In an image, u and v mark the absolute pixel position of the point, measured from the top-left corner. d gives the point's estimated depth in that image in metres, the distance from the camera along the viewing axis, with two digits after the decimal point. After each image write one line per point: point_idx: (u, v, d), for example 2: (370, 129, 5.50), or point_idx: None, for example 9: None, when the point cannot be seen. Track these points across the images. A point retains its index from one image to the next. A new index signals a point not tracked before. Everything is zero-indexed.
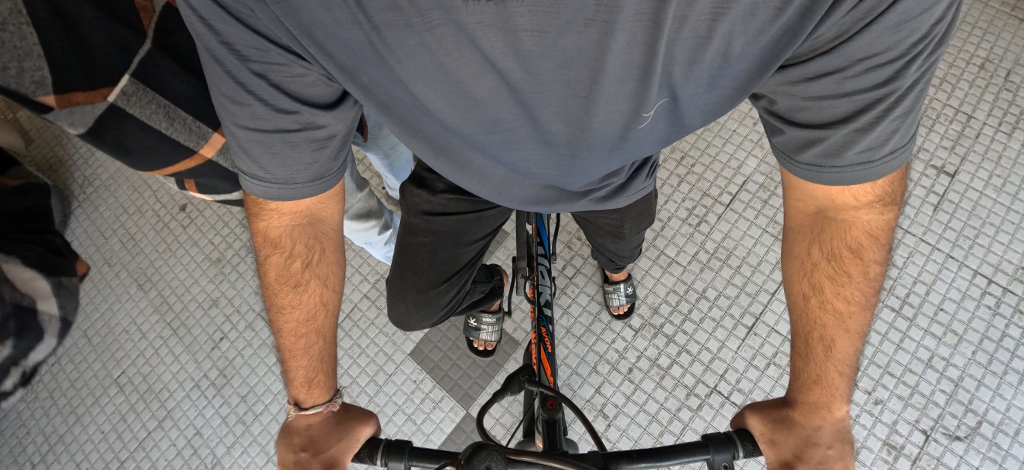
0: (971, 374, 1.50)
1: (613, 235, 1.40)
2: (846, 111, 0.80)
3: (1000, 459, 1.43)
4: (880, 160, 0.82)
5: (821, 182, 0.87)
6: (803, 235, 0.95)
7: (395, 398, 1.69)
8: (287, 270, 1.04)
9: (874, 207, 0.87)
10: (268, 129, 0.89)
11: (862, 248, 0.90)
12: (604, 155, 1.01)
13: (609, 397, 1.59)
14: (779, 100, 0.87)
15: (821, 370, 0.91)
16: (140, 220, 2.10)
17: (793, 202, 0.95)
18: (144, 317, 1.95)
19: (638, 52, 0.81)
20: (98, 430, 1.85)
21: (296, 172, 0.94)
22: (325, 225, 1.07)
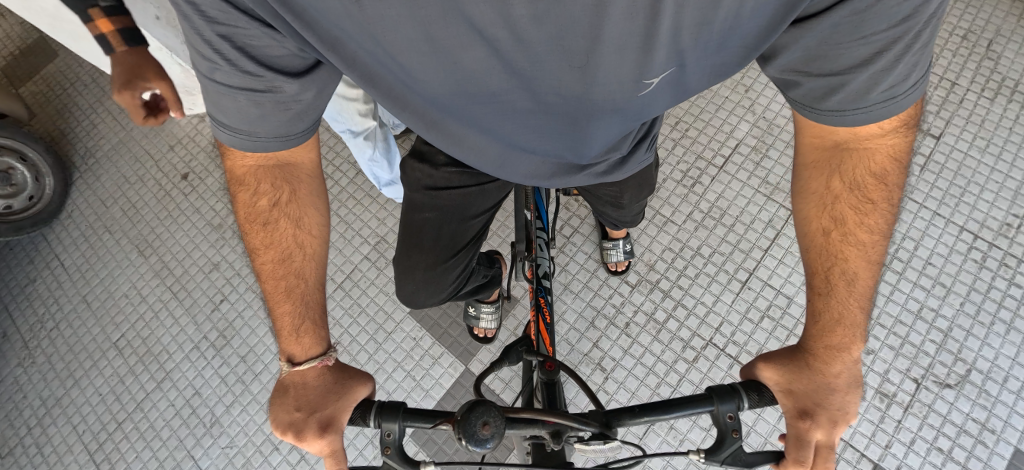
0: (960, 325, 1.54)
1: (612, 204, 1.41)
2: (866, 55, 0.82)
3: (990, 406, 1.46)
4: (903, 97, 0.85)
5: (842, 124, 0.90)
6: (821, 171, 0.97)
7: (394, 355, 1.70)
8: (255, 209, 1.03)
9: (898, 131, 0.89)
10: (236, 87, 0.89)
11: (886, 173, 0.92)
12: (605, 124, 1.04)
13: (606, 351, 1.61)
14: (789, 54, 0.88)
15: (843, 309, 0.92)
16: (143, 189, 2.13)
17: (808, 138, 0.97)
18: (144, 281, 1.96)
19: (637, 18, 0.83)
20: (96, 392, 1.84)
21: (261, 127, 0.94)
22: (294, 165, 1.04)
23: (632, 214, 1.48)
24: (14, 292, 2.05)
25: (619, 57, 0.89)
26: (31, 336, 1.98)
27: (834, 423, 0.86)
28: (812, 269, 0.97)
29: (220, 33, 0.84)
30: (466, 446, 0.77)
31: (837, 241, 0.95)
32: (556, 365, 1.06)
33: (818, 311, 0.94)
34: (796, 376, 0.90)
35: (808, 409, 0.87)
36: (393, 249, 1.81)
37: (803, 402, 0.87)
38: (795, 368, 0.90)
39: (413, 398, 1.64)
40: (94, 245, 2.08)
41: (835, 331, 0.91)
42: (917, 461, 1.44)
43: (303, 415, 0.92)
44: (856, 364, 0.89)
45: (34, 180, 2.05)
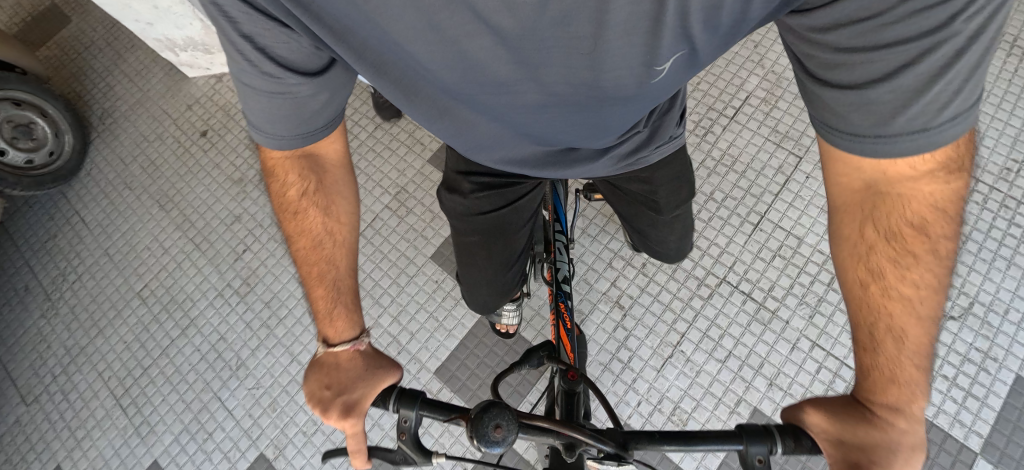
0: (963, 261, 1.60)
1: (647, 209, 1.32)
2: (896, 65, 0.72)
3: (992, 336, 1.53)
4: (934, 131, 0.72)
5: (865, 154, 0.77)
6: (852, 215, 0.84)
7: (417, 298, 1.74)
8: (286, 198, 1.04)
9: (940, 176, 0.76)
10: (257, 87, 0.90)
11: (926, 223, 0.78)
12: (616, 110, 1.00)
13: (624, 289, 1.67)
14: (812, 63, 0.80)
15: (894, 368, 0.78)
16: (162, 147, 2.17)
17: (835, 179, 0.84)
18: (166, 234, 2.00)
19: (643, 3, 0.80)
20: (120, 340, 1.87)
21: (281, 126, 0.95)
22: (319, 153, 1.05)
23: (674, 232, 1.38)
24: (35, 247, 2.07)
25: (626, 43, 0.85)
26: (54, 288, 2.00)
27: None
28: (857, 328, 0.83)
29: (238, 30, 0.85)
30: (478, 447, 0.76)
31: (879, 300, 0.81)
32: (579, 375, 1.02)
33: (866, 368, 0.80)
34: (850, 428, 0.76)
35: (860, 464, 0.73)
36: (414, 198, 1.85)
37: (854, 457, 0.74)
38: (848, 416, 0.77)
39: (435, 339, 1.69)
40: (114, 200, 2.10)
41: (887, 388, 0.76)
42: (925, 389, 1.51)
43: (332, 395, 0.89)
44: (919, 424, 0.75)
45: (54, 135, 2.07)
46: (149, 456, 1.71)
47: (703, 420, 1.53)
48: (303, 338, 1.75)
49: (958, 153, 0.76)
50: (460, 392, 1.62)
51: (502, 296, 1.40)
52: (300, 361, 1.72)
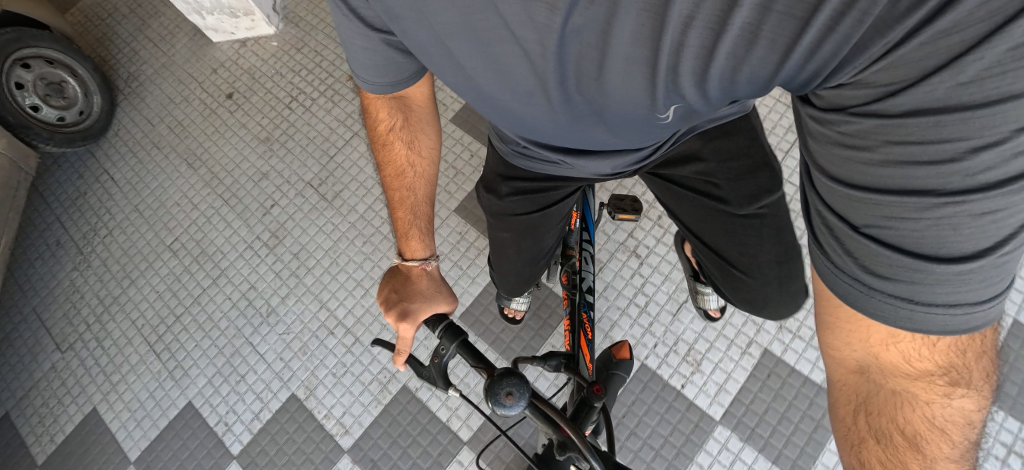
0: None
1: (714, 204, 1.15)
2: (899, 213, 0.61)
3: None
4: (922, 307, 0.61)
5: (866, 308, 0.66)
6: (847, 396, 0.74)
7: (441, 248, 1.82)
8: (376, 132, 1.15)
9: (949, 370, 0.65)
10: (356, 41, 0.98)
11: (925, 437, 0.67)
12: (630, 132, 0.96)
13: (641, 239, 1.75)
14: (822, 188, 0.69)
15: None
16: (188, 108, 2.23)
17: (830, 350, 0.74)
18: (195, 191, 2.06)
19: (645, 47, 0.74)
20: (152, 291, 1.94)
21: (372, 74, 1.03)
22: (407, 98, 1.14)
23: (762, 244, 1.15)
24: (65, 203, 2.13)
25: (628, 81, 0.80)
26: (85, 243, 2.06)
27: None
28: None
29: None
30: (490, 408, 0.78)
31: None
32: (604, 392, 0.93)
33: None
34: None
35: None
36: (438, 155, 1.92)
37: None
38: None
39: (460, 285, 1.77)
40: (142, 160, 2.16)
41: None
42: None
43: (399, 300, 1.02)
44: None
45: (83, 95, 2.10)
46: (183, 397, 1.78)
47: (716, 360, 1.61)
48: (331, 286, 1.83)
49: (981, 348, 0.64)
50: (484, 335, 1.70)
51: (525, 284, 1.46)
52: (330, 307, 1.79)
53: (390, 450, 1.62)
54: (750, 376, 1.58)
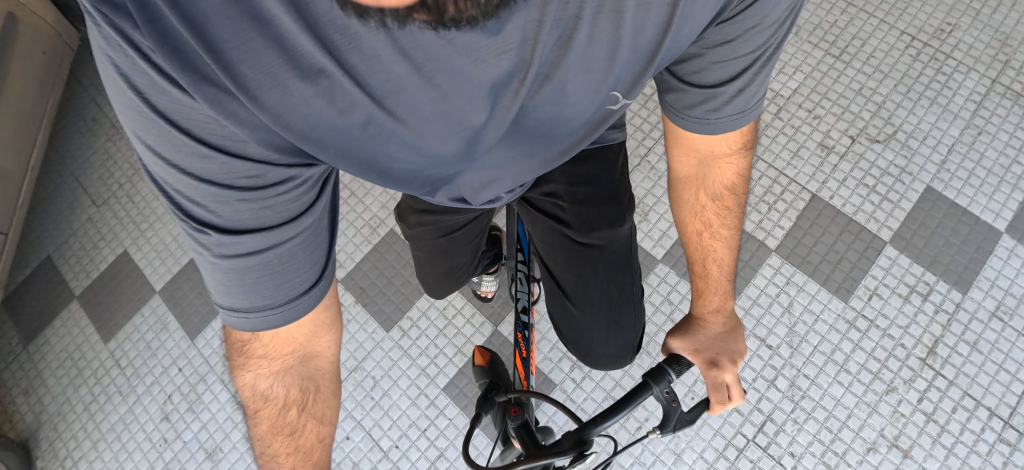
0: (892, 99, 1.98)
1: (558, 228, 1.38)
2: (732, 74, 1.03)
3: (910, 155, 1.91)
4: (743, 116, 1.09)
5: (718, 129, 1.11)
6: (694, 183, 1.25)
7: None
8: (282, 418, 0.94)
9: (740, 153, 1.19)
10: (254, 250, 0.79)
11: (734, 185, 1.23)
12: (569, 134, 1.09)
13: None
14: (680, 69, 1.06)
15: (716, 281, 1.24)
16: None
17: (681, 158, 1.22)
18: None
19: (598, 48, 0.88)
20: None
21: (284, 290, 0.85)
22: (318, 360, 1.00)
23: (598, 279, 1.39)
24: (96, 84, 2.34)
25: (589, 82, 0.94)
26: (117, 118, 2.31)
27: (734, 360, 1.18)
28: (693, 259, 1.29)
29: (219, 187, 0.75)
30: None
31: (707, 239, 1.27)
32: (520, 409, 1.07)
33: (699, 285, 1.25)
34: (693, 339, 1.20)
35: (715, 361, 1.15)
36: None
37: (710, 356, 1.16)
38: (685, 333, 1.22)
39: None
40: None
41: (713, 299, 1.22)
42: (848, 194, 1.87)
43: None
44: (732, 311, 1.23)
45: None
46: None
47: (660, 213, 1.87)
48: None
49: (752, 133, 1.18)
50: None
51: (446, 286, 1.65)
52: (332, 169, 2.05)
53: (377, 280, 1.87)
54: None
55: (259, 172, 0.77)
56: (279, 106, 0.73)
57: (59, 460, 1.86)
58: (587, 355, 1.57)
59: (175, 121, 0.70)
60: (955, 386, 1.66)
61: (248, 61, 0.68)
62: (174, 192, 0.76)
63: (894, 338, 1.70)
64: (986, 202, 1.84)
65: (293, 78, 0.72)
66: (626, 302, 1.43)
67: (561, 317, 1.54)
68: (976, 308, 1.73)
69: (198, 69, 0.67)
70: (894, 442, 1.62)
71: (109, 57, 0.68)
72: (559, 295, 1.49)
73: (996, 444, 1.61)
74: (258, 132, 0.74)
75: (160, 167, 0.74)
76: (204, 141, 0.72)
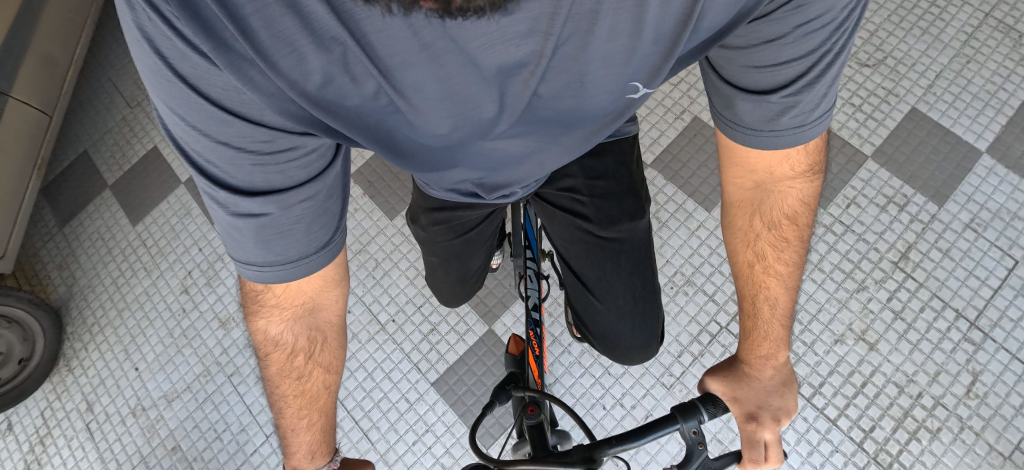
0: (886, 28, 2.05)
1: (577, 220, 1.39)
2: (781, 80, 0.91)
3: (898, 79, 1.98)
4: (795, 130, 0.97)
5: (768, 145, 1.00)
6: (745, 209, 1.14)
7: None
8: (290, 362, 0.98)
9: (804, 177, 1.06)
10: (261, 211, 0.79)
11: (795, 215, 1.09)
12: (587, 129, 1.06)
13: None
14: (726, 72, 0.97)
15: (767, 326, 1.11)
16: None
17: (733, 180, 1.12)
18: None
19: (623, 37, 0.84)
20: None
21: (288, 250, 0.85)
22: (328, 311, 1.01)
23: (622, 268, 1.38)
24: None
25: (610, 71, 0.90)
26: None
27: (776, 421, 1.05)
28: (743, 294, 1.16)
29: (234, 149, 0.74)
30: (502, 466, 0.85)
31: (760, 272, 1.13)
32: (536, 409, 1.05)
33: (749, 330, 1.13)
34: (733, 384, 1.09)
35: (755, 415, 1.05)
36: None
37: (750, 408, 1.05)
38: (731, 379, 1.10)
39: None
40: None
41: (761, 346, 1.09)
42: (835, 112, 1.95)
43: None
44: (785, 364, 1.09)
45: None
46: None
47: (652, 122, 1.97)
48: None
49: (819, 157, 1.05)
50: None
51: (457, 287, 1.68)
52: None
53: (383, 174, 2.01)
54: (682, 135, 1.92)
55: (273, 137, 0.75)
56: (298, 75, 0.71)
57: (88, 325, 2.05)
58: (618, 350, 1.52)
59: (195, 86, 0.69)
60: (925, 288, 1.74)
61: (267, 29, 0.65)
62: (190, 150, 0.75)
63: (869, 242, 1.79)
64: (969, 123, 1.91)
65: (308, 44, 0.68)
66: (649, 292, 1.42)
67: (586, 316, 1.50)
68: (951, 219, 1.80)
69: (218, 35, 0.65)
70: (861, 336, 1.70)
71: (131, 14, 0.66)
72: (580, 289, 1.46)
73: (960, 342, 1.69)
74: (275, 102, 0.72)
75: (178, 126, 0.73)
76: (221, 105, 0.71)
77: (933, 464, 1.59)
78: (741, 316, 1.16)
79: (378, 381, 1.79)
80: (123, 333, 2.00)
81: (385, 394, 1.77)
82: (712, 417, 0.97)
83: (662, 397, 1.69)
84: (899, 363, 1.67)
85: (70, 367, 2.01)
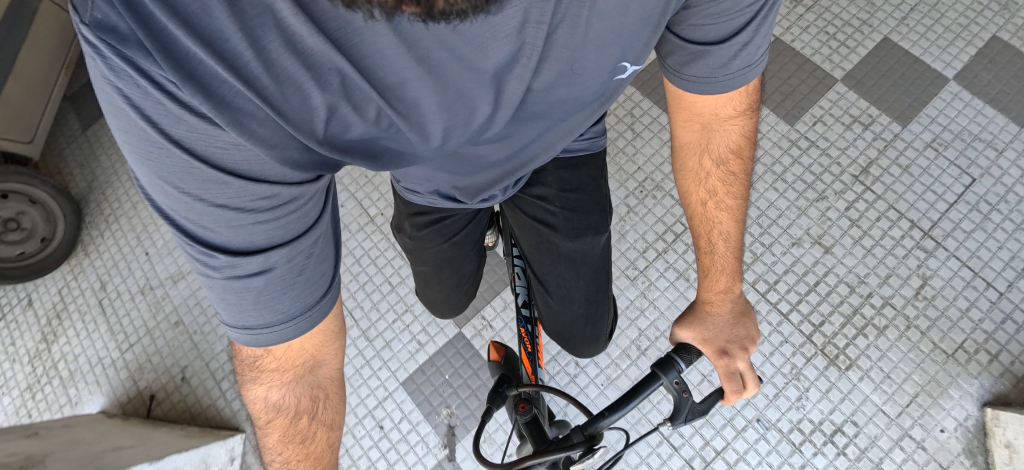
0: None
1: (547, 232, 1.41)
2: (732, 28, 1.01)
3: (873, 11, 2.06)
4: (746, 72, 1.08)
5: (720, 88, 1.10)
6: (695, 150, 1.23)
7: None
8: (293, 425, 0.95)
9: (744, 114, 1.17)
10: (261, 268, 0.80)
11: (739, 149, 1.21)
12: (562, 118, 1.16)
13: None
14: (677, 29, 1.05)
15: (722, 259, 1.21)
16: None
17: (681, 124, 1.21)
18: None
19: (604, 21, 0.93)
20: None
21: (287, 308, 0.85)
22: (326, 368, 1.01)
23: (580, 279, 1.42)
24: None
25: (598, 55, 1.00)
26: None
27: (744, 349, 1.12)
28: (699, 234, 1.27)
29: (234, 211, 0.75)
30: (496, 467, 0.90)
31: (713, 209, 1.24)
32: (528, 407, 1.11)
33: (705, 264, 1.23)
34: (692, 319, 1.17)
35: (727, 349, 1.11)
36: None
37: (719, 344, 1.12)
38: (695, 320, 1.18)
39: None
40: None
41: (718, 280, 1.19)
42: (809, 39, 2.05)
43: None
44: (740, 291, 1.19)
45: None
46: None
47: None
48: None
49: (755, 95, 1.16)
50: None
51: (451, 305, 1.69)
52: None
53: None
54: None
55: (275, 192, 0.77)
56: (301, 114, 0.76)
57: (105, 216, 2.22)
58: (590, 343, 1.57)
59: (191, 148, 0.70)
60: (882, 200, 1.83)
61: (268, 74, 0.69)
62: (180, 217, 0.75)
63: (832, 157, 1.88)
64: (939, 53, 1.99)
65: (309, 82, 0.73)
66: (602, 297, 1.46)
67: (549, 320, 1.55)
68: (914, 138, 1.88)
69: (216, 92, 0.67)
70: (818, 240, 1.80)
71: (114, 85, 0.65)
72: (540, 292, 1.51)
73: (913, 249, 1.77)
74: (277, 150, 0.76)
75: (171, 197, 0.73)
76: (222, 167, 0.72)
77: (877, 358, 1.68)
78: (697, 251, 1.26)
79: (364, 267, 1.94)
80: (136, 223, 2.19)
81: (370, 278, 1.92)
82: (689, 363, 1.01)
83: (625, 287, 1.80)
84: (852, 266, 1.77)
85: (87, 252, 2.19)
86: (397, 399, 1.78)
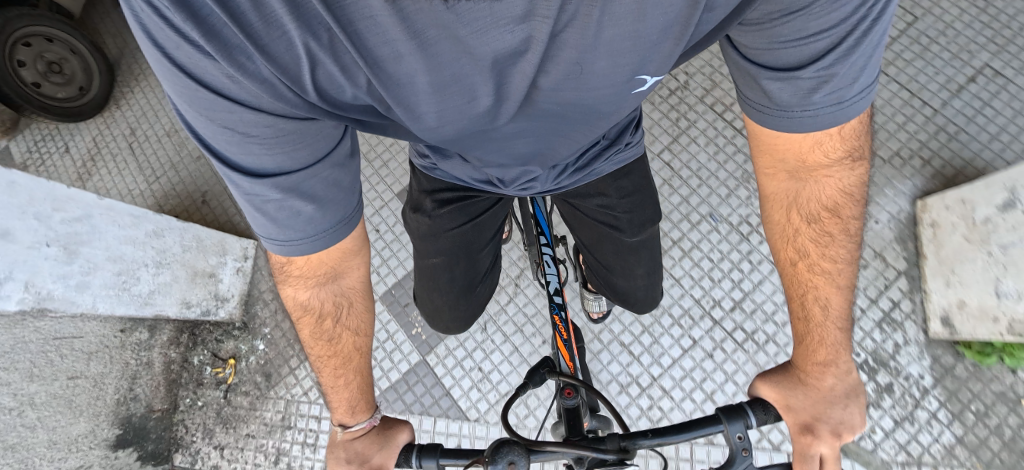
0: None
1: (610, 231, 1.38)
2: (812, 53, 0.87)
3: None
4: (833, 109, 0.91)
5: (801, 127, 0.94)
6: (780, 202, 1.06)
7: None
8: (321, 326, 1.06)
9: (844, 163, 0.98)
10: (275, 187, 0.88)
11: (838, 206, 1.01)
12: (588, 121, 1.08)
13: None
14: (751, 52, 0.94)
15: (823, 331, 0.99)
16: None
17: (764, 171, 1.05)
18: None
19: (621, 23, 0.84)
20: None
21: (295, 230, 0.94)
22: (349, 279, 1.08)
23: (640, 264, 1.42)
24: None
25: (611, 63, 0.90)
26: None
27: (837, 436, 0.93)
28: (790, 297, 1.06)
29: (241, 134, 0.82)
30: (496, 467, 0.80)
31: (805, 271, 1.04)
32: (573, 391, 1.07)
33: (803, 335, 1.01)
34: (790, 391, 0.96)
35: (813, 426, 0.93)
36: None
37: (806, 418, 0.93)
38: (784, 381, 0.98)
39: None
40: None
41: (818, 350, 0.97)
42: None
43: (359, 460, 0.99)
44: (853, 376, 0.95)
45: None
46: None
47: None
48: None
49: (860, 141, 0.97)
50: None
51: (462, 313, 1.50)
52: None
53: None
54: None
55: (273, 123, 0.82)
56: (286, 59, 0.78)
57: (136, 76, 2.47)
58: (634, 301, 1.52)
59: (192, 73, 0.76)
60: None
61: (255, 10, 0.73)
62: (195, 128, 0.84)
63: None
64: None
65: (294, 28, 0.75)
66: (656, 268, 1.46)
67: (604, 287, 1.52)
68: None
69: (207, 21, 0.72)
70: None
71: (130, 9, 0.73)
72: (598, 275, 1.50)
73: None
74: (269, 86, 0.79)
75: (189, 113, 0.81)
76: (222, 92, 0.78)
77: None
78: (792, 324, 1.05)
79: None
80: None
81: None
82: (760, 423, 0.91)
83: None
84: None
85: (119, 105, 2.43)
86: (392, 207, 2.02)
